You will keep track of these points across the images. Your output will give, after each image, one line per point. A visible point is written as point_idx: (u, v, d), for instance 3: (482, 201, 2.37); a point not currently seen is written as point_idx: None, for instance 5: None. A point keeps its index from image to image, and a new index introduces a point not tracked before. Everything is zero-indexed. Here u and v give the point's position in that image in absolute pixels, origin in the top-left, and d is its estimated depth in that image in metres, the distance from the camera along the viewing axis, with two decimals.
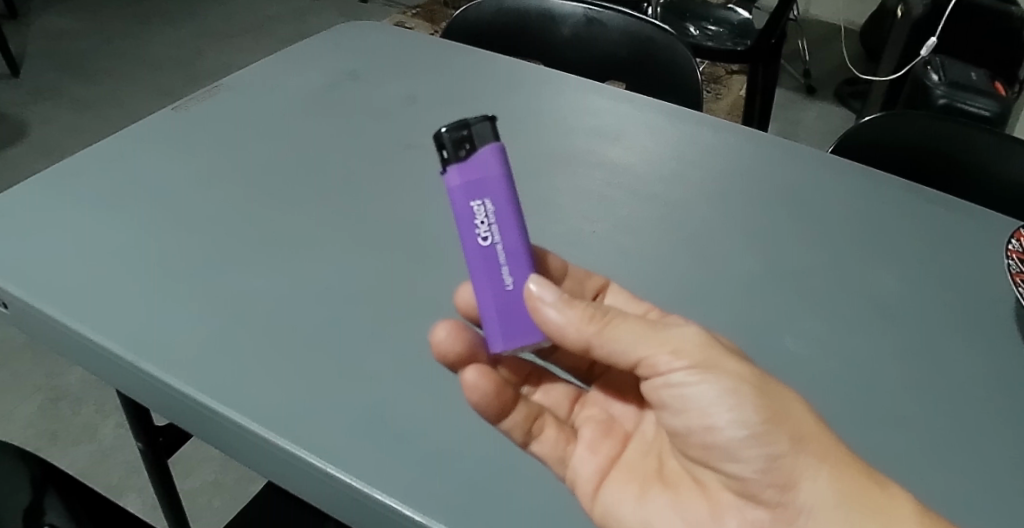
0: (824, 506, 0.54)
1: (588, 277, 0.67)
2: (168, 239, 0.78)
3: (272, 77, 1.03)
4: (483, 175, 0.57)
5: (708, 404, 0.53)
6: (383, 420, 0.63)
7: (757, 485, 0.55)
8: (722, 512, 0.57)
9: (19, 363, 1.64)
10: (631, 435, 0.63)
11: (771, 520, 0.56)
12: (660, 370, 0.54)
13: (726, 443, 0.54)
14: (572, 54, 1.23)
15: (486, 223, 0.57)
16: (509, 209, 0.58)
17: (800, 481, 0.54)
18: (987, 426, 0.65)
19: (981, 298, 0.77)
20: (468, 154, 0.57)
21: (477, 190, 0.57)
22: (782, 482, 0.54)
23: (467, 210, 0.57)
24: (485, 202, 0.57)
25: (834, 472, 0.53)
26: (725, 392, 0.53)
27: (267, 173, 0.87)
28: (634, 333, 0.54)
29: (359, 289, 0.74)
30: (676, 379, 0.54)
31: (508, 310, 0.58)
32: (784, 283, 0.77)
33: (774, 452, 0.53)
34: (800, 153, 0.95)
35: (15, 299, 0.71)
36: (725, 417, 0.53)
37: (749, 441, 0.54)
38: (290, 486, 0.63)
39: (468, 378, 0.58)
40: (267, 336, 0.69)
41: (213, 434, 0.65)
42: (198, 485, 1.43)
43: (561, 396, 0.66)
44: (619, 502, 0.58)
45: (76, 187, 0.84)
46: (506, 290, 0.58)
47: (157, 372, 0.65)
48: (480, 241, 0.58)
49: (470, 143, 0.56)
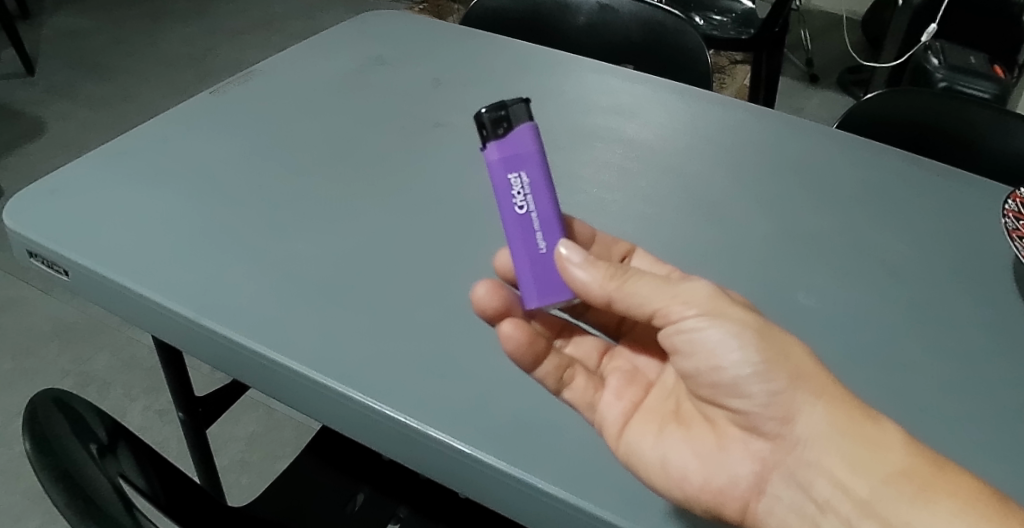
0: (821, 435, 0.58)
1: (614, 243, 0.72)
2: (215, 211, 0.83)
3: (301, 63, 1.08)
4: (519, 150, 0.62)
5: (716, 345, 0.58)
6: (428, 369, 0.68)
7: (759, 417, 0.59)
8: (728, 444, 0.61)
9: (48, 350, 1.69)
10: (653, 383, 0.68)
11: (771, 450, 0.60)
12: (673, 318, 0.59)
13: (732, 380, 0.59)
14: (586, 40, 1.28)
15: (522, 193, 0.62)
16: (543, 180, 0.63)
17: (798, 414, 0.58)
18: (988, 371, 0.69)
19: (981, 256, 0.82)
20: (505, 132, 0.62)
21: (514, 163, 0.62)
22: (781, 415, 0.58)
23: (504, 183, 0.62)
24: (521, 175, 0.62)
25: (830, 405, 0.57)
26: (730, 334, 0.58)
27: (304, 151, 0.92)
28: (650, 286, 0.59)
29: (398, 254, 0.79)
30: (687, 325, 0.59)
31: (541, 271, 0.64)
32: (795, 245, 0.82)
33: (775, 387, 0.58)
34: (808, 127, 0.99)
35: (78, 266, 0.76)
36: (732, 356, 0.58)
37: (752, 377, 0.58)
38: (343, 429, 0.68)
39: (503, 329, 0.63)
40: (316, 296, 0.74)
41: (268, 383, 0.70)
42: (227, 464, 1.48)
43: (589, 349, 0.70)
44: (640, 439, 0.61)
45: (125, 166, 0.89)
46: (540, 253, 0.63)
47: (216, 326, 0.70)
48: (517, 209, 0.63)
49: (507, 122, 0.62)
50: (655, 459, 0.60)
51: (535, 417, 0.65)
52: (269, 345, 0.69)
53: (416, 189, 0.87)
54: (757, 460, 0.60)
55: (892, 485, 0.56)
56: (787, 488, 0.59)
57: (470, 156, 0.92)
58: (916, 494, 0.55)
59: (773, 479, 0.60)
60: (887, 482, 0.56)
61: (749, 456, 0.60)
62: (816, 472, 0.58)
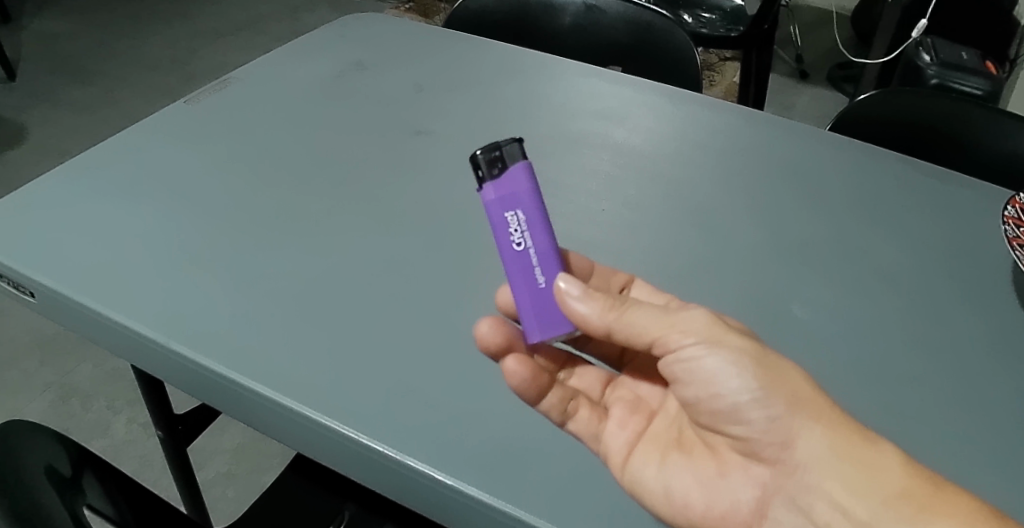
0: (820, 461, 0.56)
1: (613, 274, 0.69)
2: (188, 227, 0.79)
3: (279, 69, 1.05)
4: (515, 188, 0.59)
5: (714, 372, 0.56)
6: (412, 391, 0.65)
7: (759, 442, 0.58)
8: (728, 470, 0.60)
9: (29, 362, 1.65)
10: (656, 411, 0.66)
11: (771, 475, 0.59)
12: (671, 347, 0.57)
13: (732, 408, 0.57)
14: (572, 41, 1.25)
15: (520, 231, 0.59)
16: (540, 216, 0.60)
17: (796, 439, 0.56)
18: (990, 384, 0.67)
19: (979, 264, 0.79)
20: (500, 172, 0.59)
21: (510, 202, 0.59)
22: (780, 440, 0.57)
23: (501, 221, 0.60)
24: (518, 213, 0.59)
25: (830, 428, 0.56)
26: (728, 361, 0.56)
27: (282, 162, 0.89)
28: (648, 315, 0.57)
29: (378, 268, 0.76)
30: (686, 354, 0.57)
31: (541, 305, 0.61)
32: (789, 254, 0.79)
33: (774, 414, 0.56)
34: (801, 131, 0.97)
35: (44, 288, 0.73)
36: (730, 384, 0.56)
37: (750, 403, 0.56)
38: (322, 459, 0.65)
39: (507, 365, 0.59)
40: (292, 315, 0.71)
41: (245, 410, 0.67)
42: (212, 477, 1.45)
43: (594, 377, 0.67)
44: (644, 468, 0.60)
45: (94, 179, 0.85)
46: (539, 288, 0.60)
47: (187, 351, 0.67)
48: (515, 246, 0.60)
49: (502, 162, 0.59)
50: (659, 488, 0.59)
51: (522, 440, 0.62)
52: (242, 371, 0.66)
53: (397, 199, 0.84)
54: (758, 485, 0.59)
55: (891, 507, 0.54)
56: (788, 512, 0.58)
57: (454, 165, 0.89)
58: (915, 516, 0.53)
59: (775, 503, 0.59)
60: (886, 506, 0.55)
61: (749, 481, 0.59)
62: (816, 496, 0.57)
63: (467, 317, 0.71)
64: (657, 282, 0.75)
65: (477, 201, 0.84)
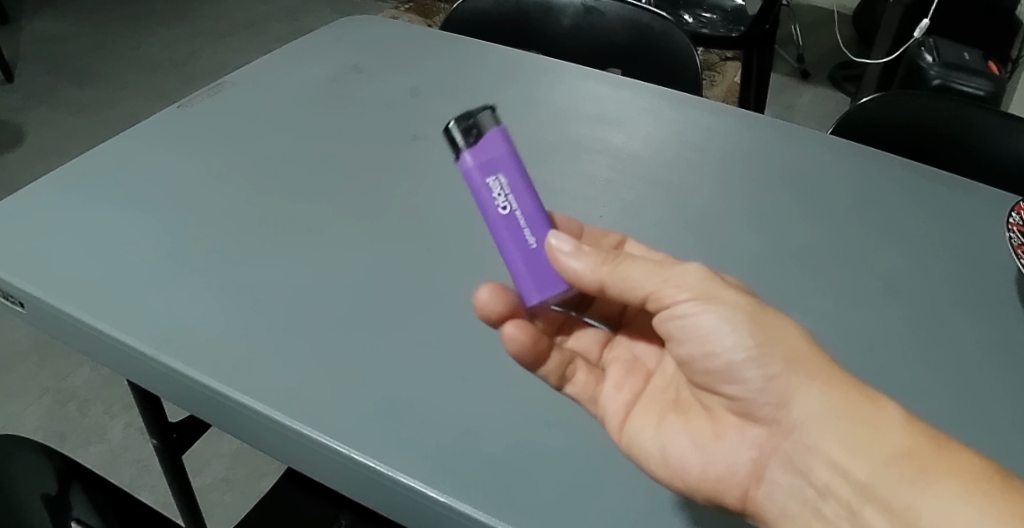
0: (817, 419, 0.53)
1: (606, 235, 0.69)
2: (179, 235, 0.78)
3: (274, 73, 1.04)
4: (494, 153, 0.58)
5: (708, 328, 0.55)
6: (406, 402, 0.64)
7: (755, 402, 0.55)
8: (724, 432, 0.57)
9: (26, 366, 1.65)
10: (653, 373, 0.64)
11: (768, 436, 0.56)
12: (665, 303, 0.55)
13: (727, 366, 0.55)
14: (570, 43, 1.24)
15: (503, 195, 0.58)
16: (522, 179, 0.59)
17: (793, 397, 0.53)
18: (994, 394, 0.66)
19: (983, 270, 0.78)
20: (476, 140, 0.58)
21: (490, 167, 0.58)
22: (776, 399, 0.54)
23: (483, 188, 0.58)
24: (499, 177, 0.58)
25: (828, 386, 0.53)
26: (722, 317, 0.54)
27: (275, 168, 0.88)
28: (641, 268, 0.56)
29: (372, 275, 0.74)
30: (681, 310, 0.55)
31: (535, 265, 0.59)
32: (789, 262, 0.78)
33: (770, 372, 0.54)
34: (801, 135, 0.96)
35: (32, 298, 0.71)
36: (726, 341, 0.54)
37: (745, 360, 0.54)
38: (313, 473, 0.64)
39: (507, 331, 0.59)
40: (284, 324, 0.69)
41: (233, 422, 0.66)
42: (210, 482, 1.43)
43: (591, 338, 0.67)
44: (640, 430, 0.59)
45: (85, 185, 0.84)
46: (531, 249, 0.59)
47: (175, 363, 0.66)
48: (501, 210, 0.58)
49: (476, 128, 0.58)
50: (655, 449, 0.57)
51: (517, 453, 0.61)
52: (231, 384, 0.64)
53: (391, 204, 0.83)
54: (754, 446, 0.56)
55: (892, 467, 0.51)
56: (785, 474, 0.55)
57: (450, 170, 0.88)
58: (917, 476, 0.50)
59: (772, 465, 0.55)
60: (887, 464, 0.51)
61: (746, 443, 0.56)
62: (814, 457, 0.53)
63: (463, 325, 0.70)
64: None
65: (472, 207, 0.83)
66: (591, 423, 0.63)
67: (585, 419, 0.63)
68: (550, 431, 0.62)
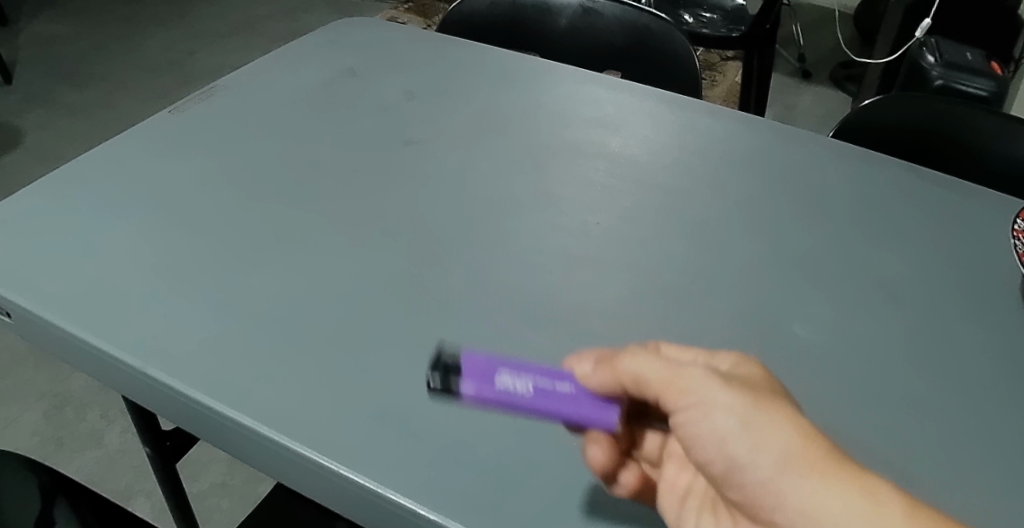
0: (814, 520, 0.48)
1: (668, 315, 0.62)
2: (169, 243, 0.77)
3: (268, 76, 1.03)
4: (478, 365, 0.55)
5: (715, 429, 0.50)
6: (398, 414, 0.62)
7: (754, 504, 0.51)
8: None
9: (22, 371, 1.63)
10: None
11: None
12: (673, 405, 0.52)
13: (731, 466, 0.50)
14: (568, 45, 1.23)
15: (513, 380, 0.53)
16: (515, 363, 0.55)
17: (785, 499, 0.48)
18: (999, 409, 0.65)
19: (986, 278, 0.77)
20: (458, 371, 0.55)
21: (487, 376, 0.54)
22: (768, 501, 0.49)
23: (498, 393, 0.53)
24: (500, 372, 0.54)
25: (824, 480, 0.48)
26: (728, 418, 0.50)
27: (268, 173, 0.86)
28: (643, 367, 0.52)
29: (366, 282, 0.73)
30: (683, 413, 0.51)
31: (587, 398, 0.53)
32: (789, 270, 0.77)
33: (763, 471, 0.49)
34: (802, 139, 0.94)
35: (19, 309, 0.70)
36: (728, 443, 0.50)
37: (747, 461, 0.49)
38: (302, 489, 0.62)
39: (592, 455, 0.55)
40: (276, 334, 0.68)
41: (220, 437, 0.64)
42: (207, 487, 1.42)
43: (658, 434, 0.59)
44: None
45: (75, 192, 0.83)
46: (570, 391, 0.53)
47: (162, 375, 0.64)
48: (526, 392, 0.53)
49: (448, 367, 0.55)
50: None
51: (512, 468, 0.59)
52: (219, 398, 0.63)
53: (386, 211, 0.82)
54: None
55: None
56: None
57: (445, 176, 0.87)
58: None
59: None
60: None
61: None
62: None
63: (457, 335, 0.68)
64: (653, 300, 0.72)
65: (468, 214, 0.82)
66: None
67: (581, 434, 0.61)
68: (546, 445, 0.60)
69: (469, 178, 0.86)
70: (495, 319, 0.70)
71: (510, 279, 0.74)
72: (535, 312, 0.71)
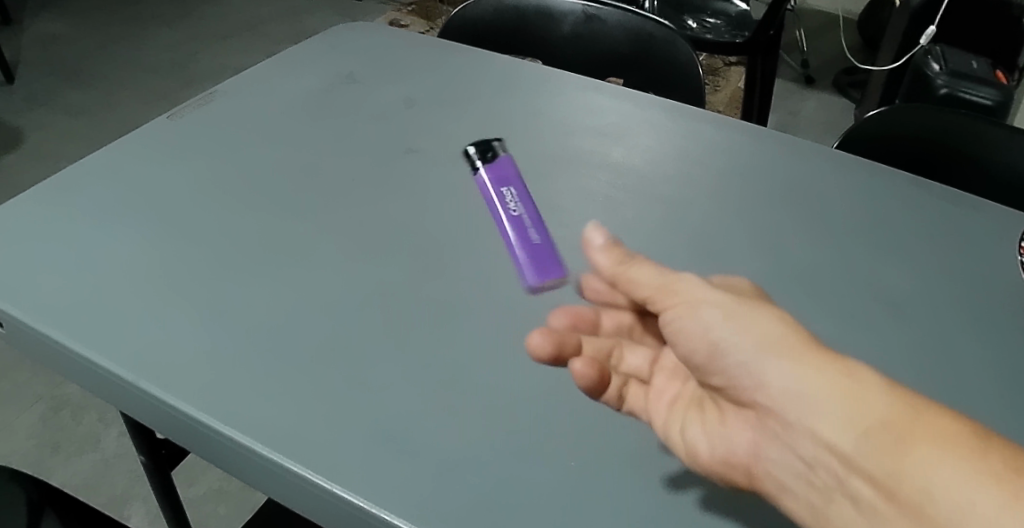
0: (803, 393, 0.49)
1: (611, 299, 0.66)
2: (164, 252, 0.76)
3: (268, 82, 1.02)
4: None
5: (703, 319, 0.54)
6: (393, 430, 0.61)
7: (737, 388, 0.53)
8: (728, 420, 0.55)
9: (19, 374, 1.62)
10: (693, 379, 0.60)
11: (762, 427, 0.52)
12: (664, 307, 0.56)
13: (714, 344, 0.53)
14: (571, 51, 1.22)
15: None
16: None
17: (769, 376, 0.51)
18: (1004, 430, 0.63)
19: (992, 294, 0.76)
20: None
21: None
22: (752, 382, 0.52)
23: None
24: None
25: (803, 365, 0.50)
26: (712, 309, 0.54)
27: (266, 180, 0.86)
28: (639, 272, 0.57)
29: (362, 294, 0.72)
30: (671, 317, 0.56)
31: None
32: (791, 283, 0.76)
33: (750, 350, 0.52)
34: (806, 151, 0.93)
35: (11, 318, 0.69)
36: (722, 327, 0.53)
37: (732, 343, 0.53)
38: (294, 506, 0.61)
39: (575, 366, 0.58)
40: (271, 345, 0.67)
41: (210, 451, 0.63)
42: (203, 493, 1.40)
43: (646, 352, 0.63)
44: (693, 435, 0.57)
45: (70, 199, 0.82)
46: None
47: (154, 389, 0.63)
48: None
49: None
50: (683, 443, 0.57)
51: (508, 487, 0.58)
52: (210, 412, 0.62)
53: (384, 220, 0.81)
54: (752, 431, 0.53)
55: (872, 437, 0.47)
56: (779, 453, 0.51)
57: (444, 185, 0.86)
58: (898, 447, 0.46)
59: (766, 447, 0.52)
60: (867, 436, 0.47)
61: (747, 426, 0.54)
62: (801, 435, 0.49)
63: (455, 349, 0.67)
64: None
65: (467, 223, 0.81)
66: (585, 456, 0.60)
67: (578, 452, 0.60)
68: (542, 463, 0.59)
69: (469, 187, 0.85)
70: (494, 332, 0.69)
71: (509, 292, 0.73)
72: (534, 325, 0.70)
